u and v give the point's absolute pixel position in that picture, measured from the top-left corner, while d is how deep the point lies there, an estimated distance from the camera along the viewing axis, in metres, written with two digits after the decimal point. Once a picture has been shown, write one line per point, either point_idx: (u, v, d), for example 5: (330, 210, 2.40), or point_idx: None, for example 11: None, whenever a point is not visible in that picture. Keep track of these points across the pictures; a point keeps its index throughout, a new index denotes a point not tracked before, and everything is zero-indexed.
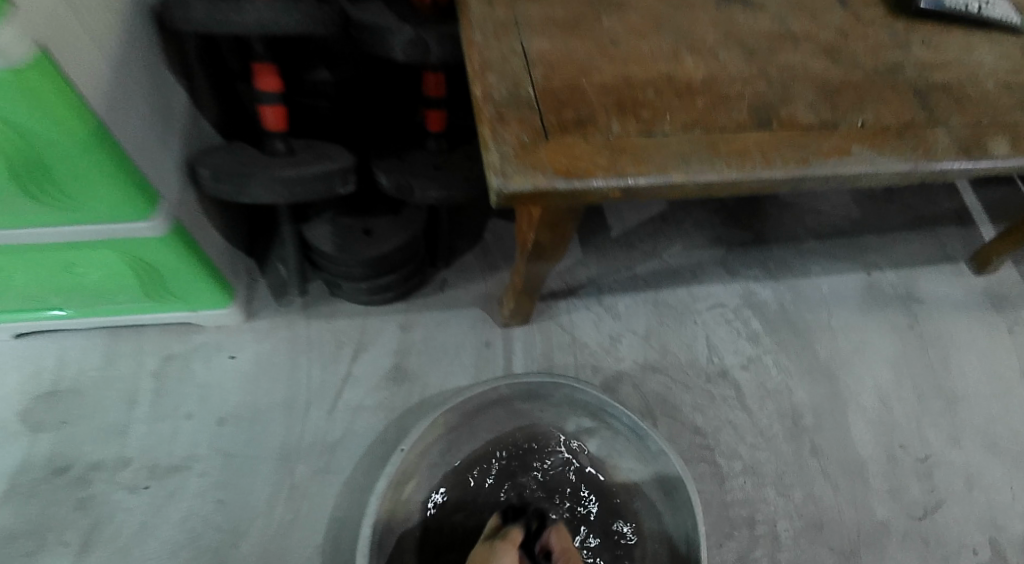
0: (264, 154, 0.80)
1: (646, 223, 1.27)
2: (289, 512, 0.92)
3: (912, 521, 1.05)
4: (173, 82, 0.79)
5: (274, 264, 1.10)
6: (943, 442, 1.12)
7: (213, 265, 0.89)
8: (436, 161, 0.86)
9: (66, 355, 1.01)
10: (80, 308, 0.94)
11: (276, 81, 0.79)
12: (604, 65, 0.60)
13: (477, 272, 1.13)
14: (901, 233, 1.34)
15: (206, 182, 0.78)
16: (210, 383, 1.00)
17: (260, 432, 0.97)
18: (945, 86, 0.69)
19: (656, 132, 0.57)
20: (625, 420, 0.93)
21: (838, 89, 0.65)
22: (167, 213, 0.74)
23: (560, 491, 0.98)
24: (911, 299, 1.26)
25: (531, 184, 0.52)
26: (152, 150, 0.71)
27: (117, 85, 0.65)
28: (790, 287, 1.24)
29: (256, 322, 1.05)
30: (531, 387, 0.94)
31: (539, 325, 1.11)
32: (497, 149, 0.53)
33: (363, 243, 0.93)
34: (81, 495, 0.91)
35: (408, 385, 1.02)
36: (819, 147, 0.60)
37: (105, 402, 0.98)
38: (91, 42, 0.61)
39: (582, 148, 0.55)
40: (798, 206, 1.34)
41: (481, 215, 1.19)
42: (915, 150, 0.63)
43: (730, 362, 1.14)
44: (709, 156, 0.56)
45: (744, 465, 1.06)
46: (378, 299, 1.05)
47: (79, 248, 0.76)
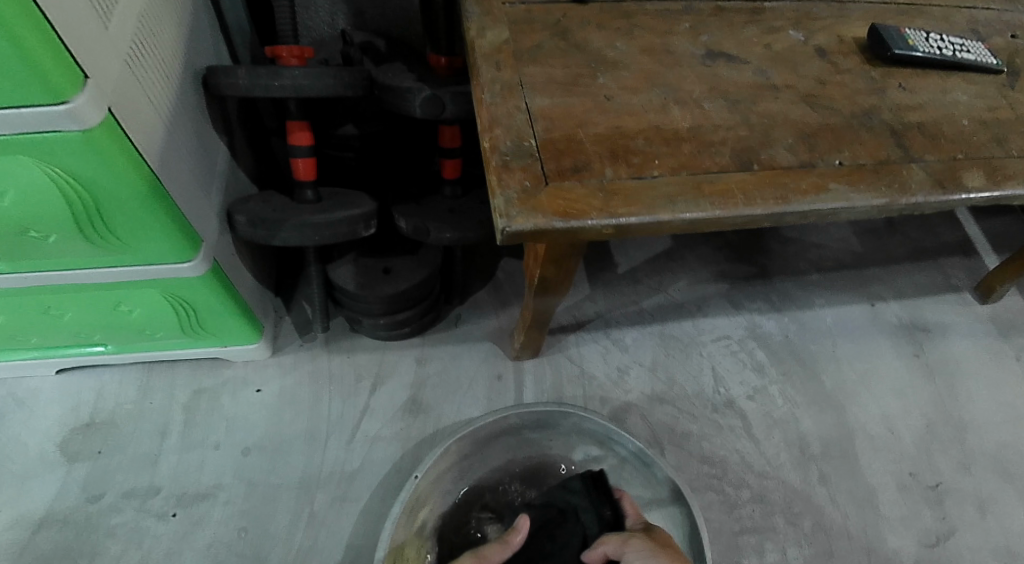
0: (294, 202, 0.87)
1: (652, 259, 1.32)
2: (310, 539, 0.96)
3: (925, 549, 1.05)
4: (214, 138, 0.87)
5: (300, 302, 1.16)
6: (954, 469, 1.13)
7: (244, 303, 0.96)
8: (451, 205, 0.92)
9: (103, 388, 1.08)
10: (120, 345, 1.01)
11: (307, 136, 0.87)
12: (599, 118, 0.66)
13: (490, 308, 1.19)
14: (904, 264, 1.37)
15: (241, 228, 0.86)
16: (236, 414, 1.06)
17: (283, 462, 1.02)
18: (920, 126, 0.74)
19: (646, 176, 0.63)
20: (632, 448, 0.97)
21: (815, 133, 0.71)
22: (205, 256, 0.81)
23: None
24: (915, 328, 1.28)
25: (533, 224, 0.58)
26: (196, 200, 0.78)
27: (168, 143, 0.73)
28: (794, 319, 1.27)
29: (281, 356, 1.11)
30: (541, 416, 0.98)
31: (549, 358, 1.16)
32: (502, 194, 0.59)
33: (383, 281, 0.99)
34: (113, 521, 0.96)
35: (423, 416, 1.07)
36: (796, 186, 0.65)
37: (139, 433, 1.04)
38: (148, 104, 0.69)
39: (578, 192, 0.61)
40: (800, 241, 1.39)
41: (493, 254, 1.25)
42: (891, 186, 0.68)
43: (736, 392, 1.18)
44: (695, 196, 0.62)
45: (752, 492, 1.08)
46: (396, 334, 1.11)
47: (124, 288, 0.84)
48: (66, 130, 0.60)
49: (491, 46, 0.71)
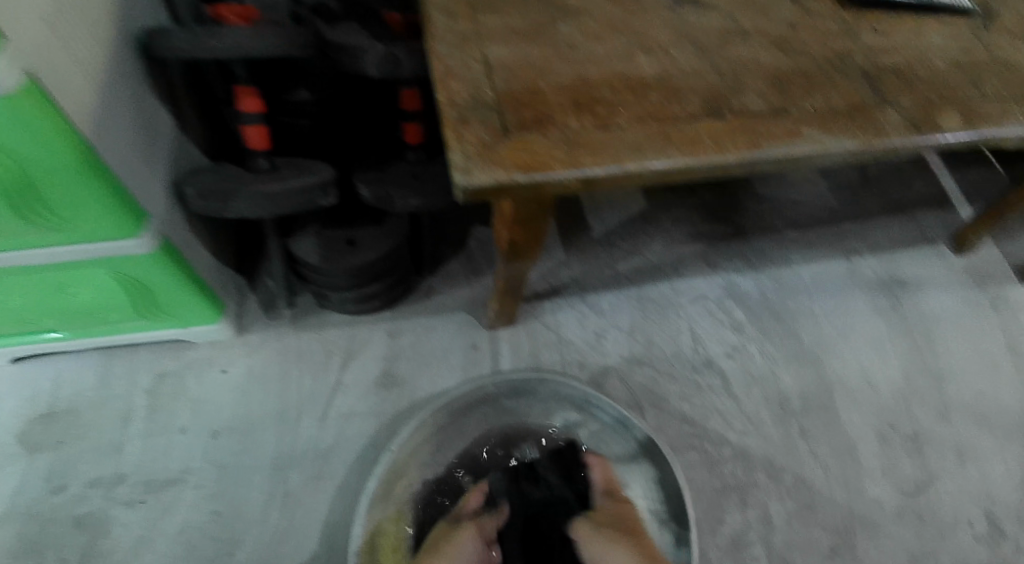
0: (247, 172, 0.82)
1: (626, 222, 1.29)
2: (285, 519, 0.94)
3: (905, 498, 1.06)
4: (158, 107, 0.82)
5: (263, 279, 1.12)
6: (932, 419, 1.13)
7: (202, 282, 0.91)
8: (415, 170, 0.88)
9: (61, 376, 1.03)
10: (75, 330, 0.96)
11: (257, 102, 0.81)
12: (562, 68, 0.63)
13: (463, 277, 1.16)
14: (879, 217, 1.36)
15: (192, 200, 0.81)
16: (202, 397, 1.02)
17: (254, 443, 0.99)
18: (894, 69, 0.71)
19: (612, 126, 0.60)
20: (611, 412, 0.95)
21: (788, 78, 0.68)
22: (153, 231, 0.77)
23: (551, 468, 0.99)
24: (892, 282, 1.28)
25: (493, 180, 0.55)
26: (139, 172, 0.74)
27: (104, 111, 0.68)
28: (771, 277, 1.26)
29: (247, 336, 1.07)
30: (517, 384, 0.96)
31: (525, 326, 1.14)
32: (460, 148, 0.56)
33: (348, 253, 0.95)
34: (79, 511, 0.93)
35: (397, 390, 1.04)
36: (768, 132, 0.63)
37: (101, 421, 1.00)
38: (77, 70, 0.63)
39: (541, 145, 0.57)
40: (776, 197, 1.37)
41: (464, 222, 1.22)
42: (866, 131, 0.65)
43: (716, 352, 1.16)
44: (664, 145, 0.60)
45: (733, 450, 1.07)
46: (365, 308, 1.07)
47: (70, 269, 0.79)
48: None
49: None
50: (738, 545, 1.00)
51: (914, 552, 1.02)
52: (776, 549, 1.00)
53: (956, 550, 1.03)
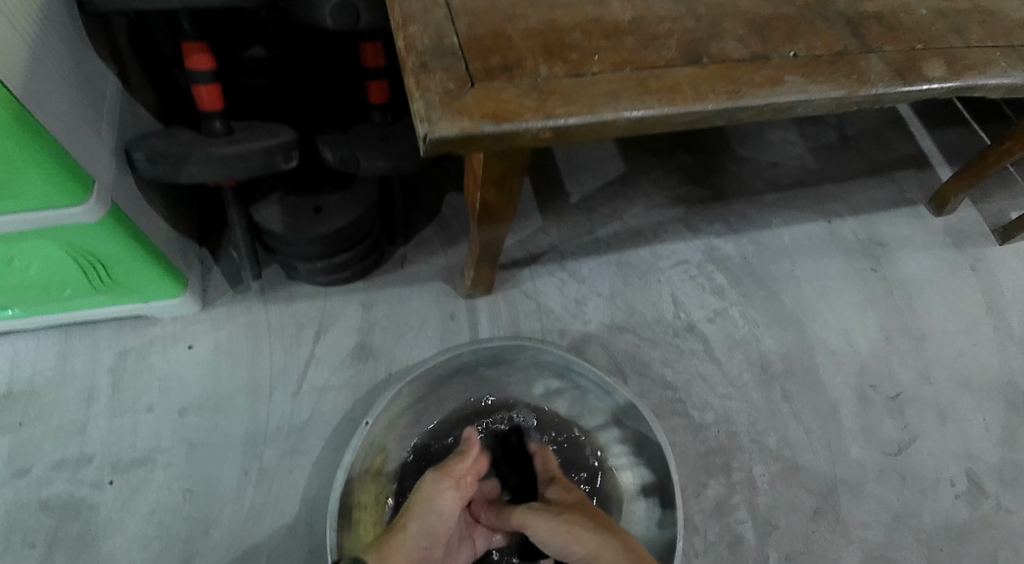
0: (201, 135, 0.78)
1: (605, 186, 1.26)
2: (261, 496, 0.91)
3: (887, 457, 1.06)
4: (101, 66, 0.77)
5: (228, 251, 1.08)
6: (913, 379, 1.13)
7: (159, 253, 0.87)
8: (382, 132, 0.84)
9: (18, 357, 0.98)
10: (29, 307, 0.92)
11: (208, 59, 0.77)
12: (530, 12, 0.59)
13: (437, 246, 1.12)
14: (860, 178, 1.34)
15: (143, 166, 0.76)
16: (169, 373, 0.98)
17: (225, 419, 0.96)
18: (877, 14, 0.68)
19: (585, 74, 0.56)
20: (592, 377, 0.92)
21: (767, 23, 0.65)
22: (100, 198, 0.72)
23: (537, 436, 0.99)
24: (872, 243, 1.26)
25: (458, 130, 0.51)
26: (80, 135, 0.69)
27: (36, 66, 0.63)
28: (752, 240, 1.24)
29: (214, 310, 1.03)
30: (495, 351, 0.93)
31: (503, 294, 1.11)
32: (422, 97, 0.52)
33: (315, 220, 0.91)
34: (44, 495, 0.90)
35: (372, 362, 1.01)
36: (749, 80, 0.60)
37: (63, 401, 0.96)
38: (2, 19, 0.59)
39: (509, 93, 0.54)
40: (755, 159, 1.34)
41: (438, 188, 1.18)
42: (849, 78, 0.63)
43: (697, 316, 1.15)
44: (639, 93, 0.56)
45: (716, 415, 1.06)
46: (336, 279, 1.03)
47: (16, 240, 0.75)
48: None
49: None
50: (722, 509, 0.99)
51: (896, 511, 1.02)
52: (761, 512, 1.00)
53: (937, 508, 1.03)
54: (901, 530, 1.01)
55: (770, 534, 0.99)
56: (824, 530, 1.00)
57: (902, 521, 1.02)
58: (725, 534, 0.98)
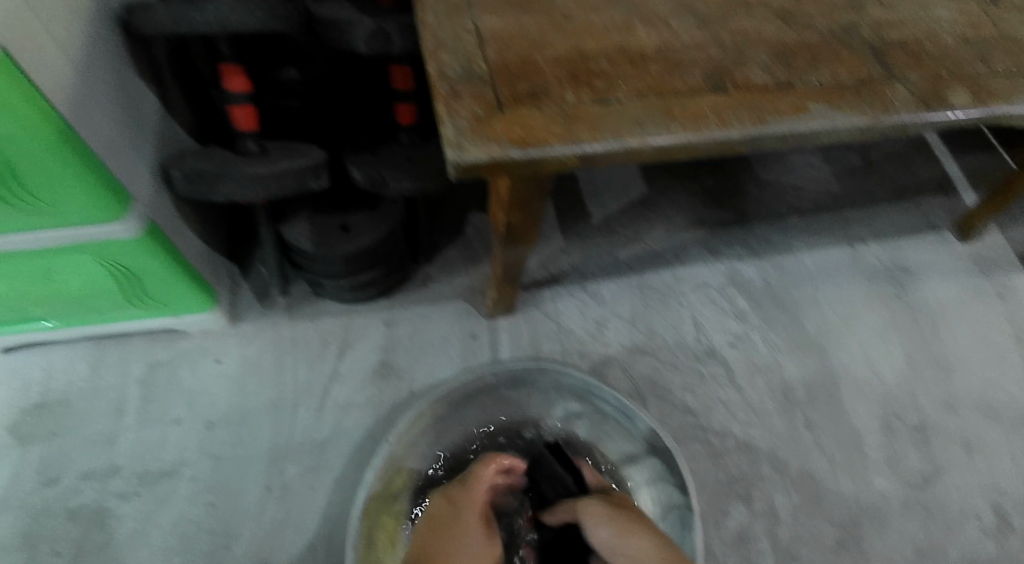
0: (236, 154, 0.80)
1: (626, 208, 1.27)
2: (282, 512, 0.92)
3: (911, 490, 1.04)
4: (142, 87, 0.80)
5: (256, 267, 1.10)
6: (939, 409, 1.11)
7: (192, 269, 0.90)
8: (409, 153, 0.86)
9: (53, 367, 1.01)
10: (65, 319, 0.95)
11: (245, 82, 0.80)
12: (558, 40, 0.61)
13: (460, 265, 1.14)
14: (884, 203, 1.33)
15: (180, 184, 0.79)
16: (196, 387, 1.00)
17: (249, 434, 0.97)
18: (901, 42, 0.69)
19: (610, 100, 0.58)
20: (614, 403, 0.93)
21: (791, 50, 0.65)
22: (139, 216, 0.75)
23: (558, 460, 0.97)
24: (897, 270, 1.25)
25: (486, 155, 0.53)
26: (122, 154, 0.72)
27: (82, 89, 0.66)
28: (774, 265, 1.24)
29: (241, 325, 1.05)
30: (517, 374, 0.95)
31: (524, 314, 1.12)
32: (452, 123, 0.54)
33: (342, 239, 0.93)
34: (73, 504, 0.91)
35: (394, 380, 1.03)
36: (773, 106, 0.61)
37: (94, 412, 0.98)
38: (53, 44, 0.62)
39: (537, 119, 0.55)
40: (778, 183, 1.34)
41: (461, 208, 1.20)
42: (873, 105, 0.63)
43: (718, 341, 1.14)
44: (664, 120, 0.57)
45: (737, 441, 1.05)
46: (361, 296, 1.05)
47: (57, 254, 0.77)
48: None
49: None
50: (743, 539, 0.98)
51: (921, 546, 1.00)
52: (782, 542, 0.98)
53: (964, 543, 1.01)
54: None
55: None
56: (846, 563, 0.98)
57: (928, 556, 0.99)
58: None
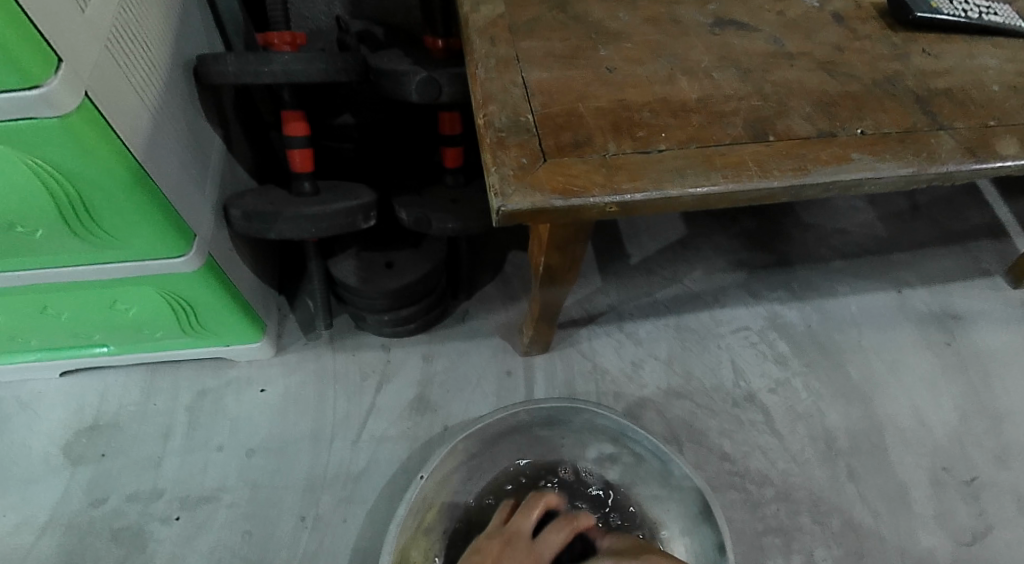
0: (291, 194, 0.84)
1: (665, 249, 1.27)
2: (315, 542, 0.93)
3: (962, 549, 0.99)
4: (209, 131, 0.85)
5: (303, 299, 1.14)
6: (991, 463, 1.07)
7: (243, 301, 0.93)
8: (454, 195, 0.89)
9: (107, 391, 1.06)
10: (123, 345, 0.99)
11: (303, 126, 0.84)
12: (601, 91, 0.63)
13: (499, 302, 1.15)
14: (932, 248, 1.31)
15: (237, 222, 0.83)
16: (240, 415, 1.03)
17: (287, 463, 0.99)
18: (947, 92, 0.69)
19: (652, 150, 0.59)
20: (647, 444, 0.92)
21: (835, 101, 0.66)
22: (199, 251, 0.79)
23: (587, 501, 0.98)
24: (945, 316, 1.22)
25: (530, 203, 0.54)
26: (188, 193, 0.76)
27: (156, 133, 0.70)
28: (816, 308, 1.22)
29: (285, 356, 1.08)
30: (551, 413, 0.94)
31: (560, 353, 1.12)
32: (498, 171, 0.56)
33: (385, 275, 0.96)
34: (117, 525, 0.94)
35: (430, 414, 1.04)
36: (815, 157, 0.61)
37: (143, 436, 1.01)
38: (132, 92, 0.66)
39: (579, 168, 0.57)
40: (821, 226, 1.33)
41: (501, 246, 1.22)
42: (918, 155, 0.63)
43: (758, 385, 1.12)
44: (705, 170, 0.58)
45: (777, 491, 1.03)
46: (401, 330, 1.07)
47: (119, 285, 0.82)
48: (43, 119, 0.58)
49: (485, 21, 0.67)
50: None
51: None
52: None
53: None
54: None
55: None
56: None
57: None
58: None
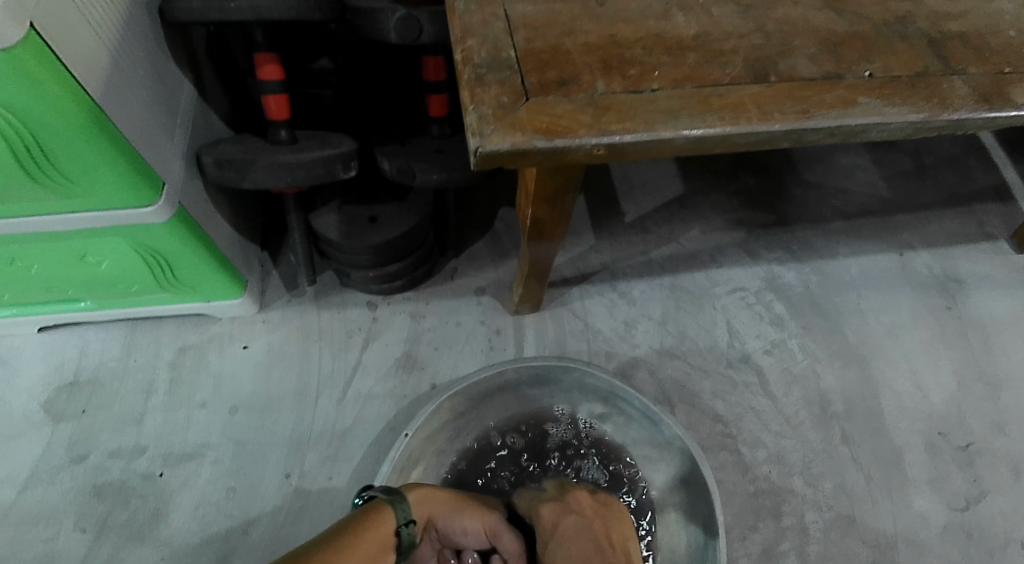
0: (267, 142, 0.80)
1: (662, 206, 1.23)
2: (300, 499, 0.92)
3: (953, 514, 0.98)
4: (177, 75, 0.80)
5: (287, 255, 1.11)
6: (987, 429, 1.05)
7: (221, 255, 0.90)
8: (439, 145, 0.85)
9: (87, 346, 1.03)
10: (99, 300, 0.96)
11: (277, 70, 0.79)
12: (590, 26, 0.58)
13: (488, 260, 1.12)
14: (936, 210, 1.27)
15: (210, 170, 0.79)
16: (223, 371, 1.01)
17: (271, 420, 0.97)
18: (962, 36, 0.64)
19: (644, 89, 0.55)
20: (637, 404, 0.90)
21: (842, 41, 0.62)
22: (169, 201, 0.75)
23: (578, 457, 0.96)
24: (947, 280, 1.19)
25: (509, 144, 0.51)
26: (153, 139, 0.72)
27: (114, 73, 0.66)
28: (816, 270, 1.18)
29: (269, 312, 1.06)
30: (540, 371, 0.92)
31: (551, 312, 1.09)
32: (475, 110, 0.52)
33: (368, 229, 0.93)
34: (98, 482, 0.93)
35: (417, 373, 1.02)
36: (819, 99, 0.57)
37: (124, 392, 0.99)
38: (85, 27, 0.62)
39: (564, 108, 0.53)
40: (824, 185, 1.28)
41: (492, 202, 1.18)
42: (929, 101, 0.59)
43: (753, 347, 1.10)
44: (701, 111, 0.54)
45: (769, 453, 1.01)
46: (387, 288, 1.04)
47: (88, 236, 0.78)
48: None
49: None
50: (770, 556, 0.94)
51: None
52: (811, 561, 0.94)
53: None
54: None
55: None
56: None
57: None
58: None
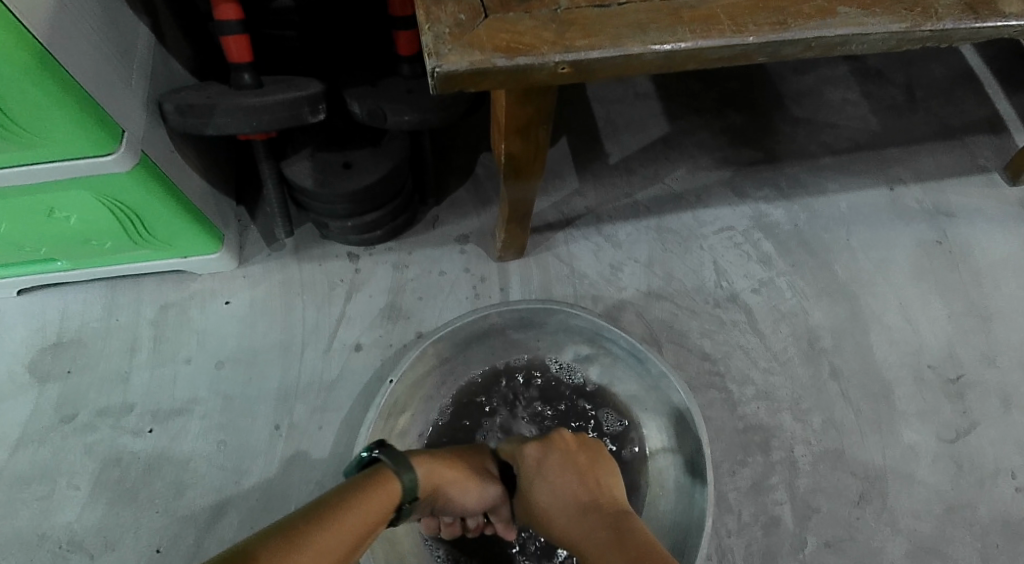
0: (231, 87, 0.77)
1: (647, 147, 1.20)
2: (290, 448, 0.92)
3: (943, 444, 0.99)
4: (131, 18, 0.78)
5: (264, 209, 1.09)
6: (977, 361, 1.05)
7: (193, 207, 0.88)
8: (410, 85, 0.82)
9: (68, 308, 1.02)
10: (74, 259, 0.95)
11: (235, 9, 0.77)
12: None
13: (470, 207, 1.10)
14: (927, 143, 1.24)
15: (173, 118, 0.77)
16: (206, 327, 1.00)
17: (257, 373, 0.97)
18: None
19: (610, 3, 0.52)
20: (624, 344, 0.90)
21: None
22: (130, 150, 0.73)
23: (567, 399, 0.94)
24: (938, 213, 1.17)
25: (468, 64, 0.49)
26: (110, 85, 0.70)
27: (62, 13, 0.63)
28: (804, 207, 1.16)
29: (250, 267, 1.04)
30: (525, 315, 0.91)
31: (536, 258, 1.08)
32: (432, 30, 0.50)
33: (343, 176, 0.91)
34: (88, 440, 0.93)
35: (403, 322, 1.01)
36: (796, 10, 0.54)
37: (108, 350, 0.99)
38: None
39: (526, 25, 0.51)
40: (812, 121, 1.25)
41: (472, 147, 1.15)
42: (912, 11, 0.56)
43: (740, 286, 1.09)
44: (670, 24, 0.52)
45: (757, 390, 1.01)
46: (367, 238, 1.03)
47: (53, 190, 0.76)
48: None
49: None
50: (759, 489, 0.95)
51: (950, 500, 0.95)
52: (801, 494, 0.95)
53: (996, 502, 0.96)
54: (953, 521, 0.94)
55: (810, 518, 0.94)
56: (868, 517, 0.94)
57: (956, 511, 0.95)
58: (761, 514, 0.93)
